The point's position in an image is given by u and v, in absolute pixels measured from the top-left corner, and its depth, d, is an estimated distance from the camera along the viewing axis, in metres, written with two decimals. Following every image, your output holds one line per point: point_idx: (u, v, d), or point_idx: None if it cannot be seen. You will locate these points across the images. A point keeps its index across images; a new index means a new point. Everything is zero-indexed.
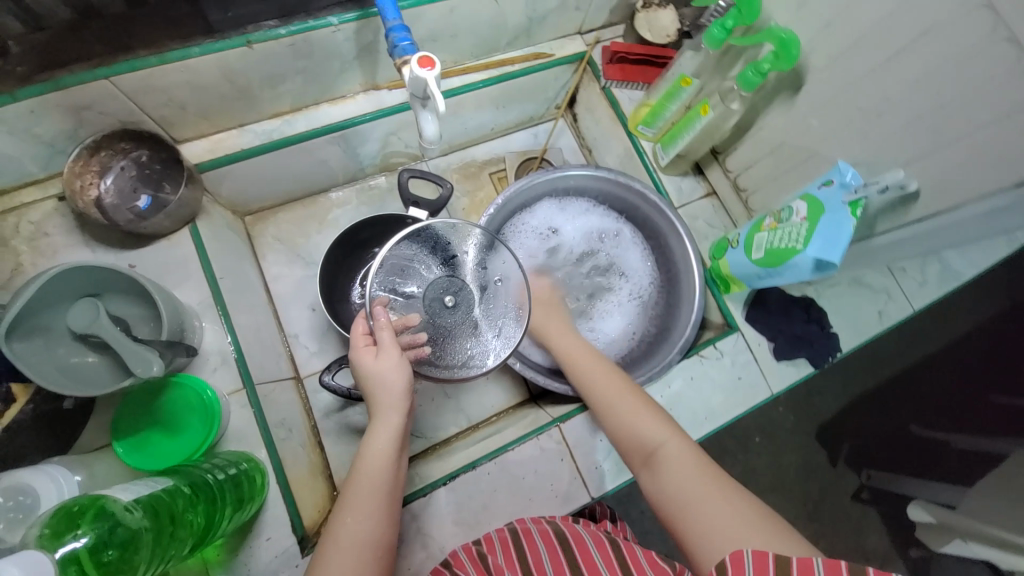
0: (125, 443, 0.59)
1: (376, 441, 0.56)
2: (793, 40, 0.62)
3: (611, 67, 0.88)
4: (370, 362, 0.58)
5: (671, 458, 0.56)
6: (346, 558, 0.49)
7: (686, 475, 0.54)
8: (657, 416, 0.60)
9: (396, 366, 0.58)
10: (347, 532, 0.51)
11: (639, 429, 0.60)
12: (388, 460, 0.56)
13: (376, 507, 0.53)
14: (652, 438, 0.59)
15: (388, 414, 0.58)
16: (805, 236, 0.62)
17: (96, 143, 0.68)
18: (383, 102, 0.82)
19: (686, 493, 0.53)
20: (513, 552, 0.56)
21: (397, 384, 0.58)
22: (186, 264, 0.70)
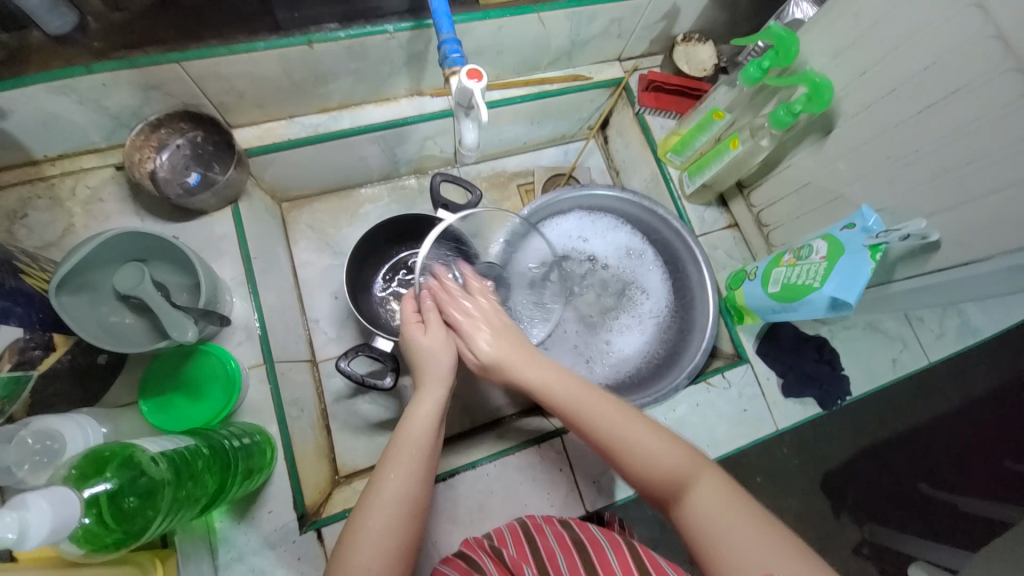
0: (150, 403, 0.62)
1: (421, 408, 0.57)
2: (826, 85, 0.64)
3: (646, 95, 0.90)
4: (418, 333, 0.61)
5: (700, 490, 0.50)
6: (384, 511, 0.50)
7: (720, 507, 0.48)
8: (669, 439, 0.54)
9: (445, 343, 0.61)
10: (388, 493, 0.51)
11: (655, 460, 0.53)
12: (429, 428, 0.56)
13: (415, 471, 0.53)
14: (672, 467, 0.52)
15: (433, 381, 0.59)
16: (822, 274, 0.64)
17: (158, 121, 0.72)
18: (425, 107, 0.86)
19: (726, 527, 0.47)
20: (527, 548, 0.57)
21: (445, 357, 0.61)
22: (225, 241, 0.74)
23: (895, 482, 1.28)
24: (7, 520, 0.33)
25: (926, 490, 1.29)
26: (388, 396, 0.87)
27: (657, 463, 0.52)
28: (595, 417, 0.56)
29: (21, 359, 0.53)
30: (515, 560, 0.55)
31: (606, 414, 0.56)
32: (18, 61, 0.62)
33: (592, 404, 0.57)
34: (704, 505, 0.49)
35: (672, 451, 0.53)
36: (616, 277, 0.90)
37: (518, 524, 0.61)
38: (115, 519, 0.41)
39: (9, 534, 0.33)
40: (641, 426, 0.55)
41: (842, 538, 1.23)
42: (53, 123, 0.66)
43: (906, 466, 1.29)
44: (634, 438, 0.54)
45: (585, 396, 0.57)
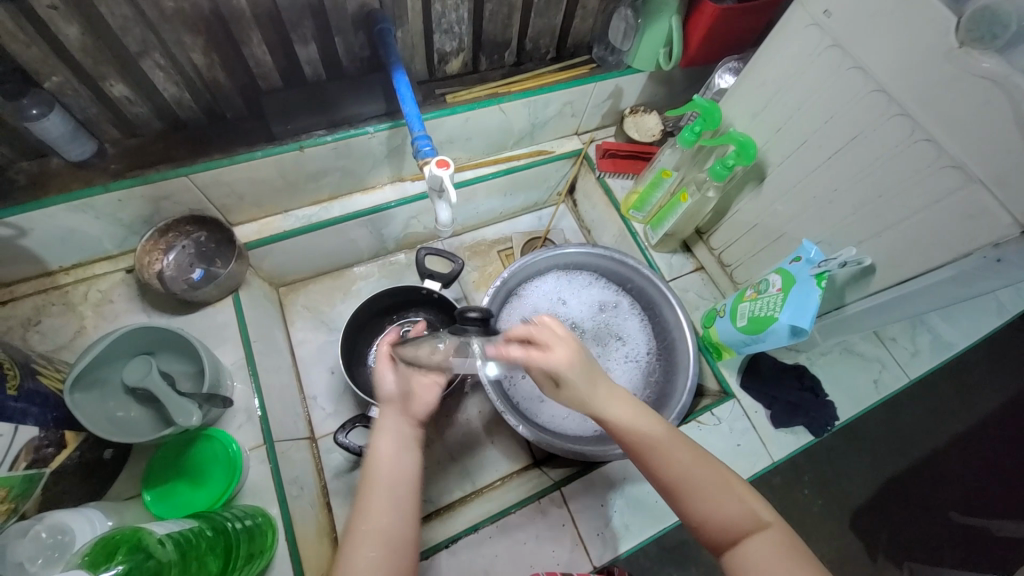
0: (153, 492, 0.64)
1: (380, 445, 0.57)
2: (750, 142, 0.74)
3: (604, 161, 1.02)
4: (379, 377, 0.63)
5: (760, 546, 0.50)
6: (369, 550, 0.50)
7: (783, 568, 0.48)
8: (741, 492, 0.54)
9: (388, 380, 0.62)
10: (368, 528, 0.51)
11: (720, 511, 0.53)
12: (394, 459, 0.57)
13: (393, 504, 0.53)
14: (732, 517, 0.52)
15: (385, 415, 0.60)
16: (780, 305, 0.69)
17: (166, 226, 0.80)
18: (407, 191, 0.96)
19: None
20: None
21: (396, 388, 0.62)
22: (226, 329, 0.79)
23: (922, 512, 1.25)
24: None
25: (957, 518, 1.25)
26: None
27: (724, 514, 0.52)
28: (672, 455, 0.56)
29: (36, 457, 0.54)
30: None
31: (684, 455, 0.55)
32: (41, 186, 0.70)
33: (670, 444, 0.56)
34: (763, 560, 0.49)
35: (739, 507, 0.53)
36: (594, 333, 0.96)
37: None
38: None
39: None
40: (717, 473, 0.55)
41: None
42: (70, 236, 0.73)
43: (926, 493, 1.26)
44: (707, 485, 0.54)
45: (662, 435, 0.57)
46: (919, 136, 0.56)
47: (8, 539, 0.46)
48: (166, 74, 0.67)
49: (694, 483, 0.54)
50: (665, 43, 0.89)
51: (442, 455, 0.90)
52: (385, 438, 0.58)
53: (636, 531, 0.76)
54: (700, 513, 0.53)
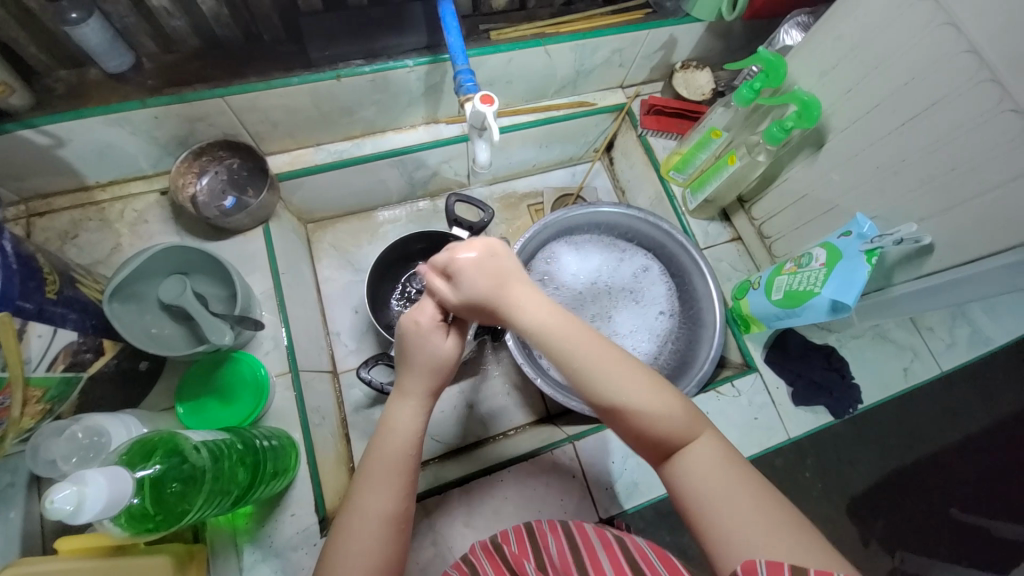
0: (186, 405, 0.66)
1: (400, 421, 0.56)
2: (814, 103, 0.69)
3: (648, 118, 0.96)
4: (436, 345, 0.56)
5: (700, 454, 0.50)
6: (368, 532, 0.52)
7: (716, 475, 0.48)
8: (674, 401, 0.51)
9: (455, 356, 0.57)
10: (369, 510, 0.53)
11: (662, 423, 0.50)
12: (409, 442, 0.55)
13: (398, 490, 0.54)
14: (675, 427, 0.50)
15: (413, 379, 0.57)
16: (822, 280, 0.67)
17: (200, 150, 0.79)
18: (441, 133, 0.93)
19: (715, 493, 0.47)
20: (529, 547, 0.58)
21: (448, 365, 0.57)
22: (256, 257, 0.80)
23: (920, 504, 1.23)
24: (68, 491, 0.37)
25: (956, 515, 1.25)
26: None
27: (659, 423, 0.50)
28: (578, 354, 0.50)
29: (74, 361, 0.57)
30: (516, 558, 0.56)
31: (602, 360, 0.50)
32: (79, 96, 0.69)
33: (589, 352, 0.50)
34: (698, 459, 0.50)
35: (674, 416, 0.50)
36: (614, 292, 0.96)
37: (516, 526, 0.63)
38: (160, 503, 0.45)
39: (69, 505, 0.36)
40: (635, 375, 0.51)
41: (866, 564, 1.17)
42: (107, 151, 0.73)
43: (928, 483, 1.24)
44: (637, 397, 0.50)
45: (578, 342, 0.50)
46: (1006, 106, 0.52)
47: (46, 436, 0.51)
48: None
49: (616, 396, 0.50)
50: None
51: (457, 402, 0.91)
52: (406, 419, 0.56)
53: (639, 493, 0.76)
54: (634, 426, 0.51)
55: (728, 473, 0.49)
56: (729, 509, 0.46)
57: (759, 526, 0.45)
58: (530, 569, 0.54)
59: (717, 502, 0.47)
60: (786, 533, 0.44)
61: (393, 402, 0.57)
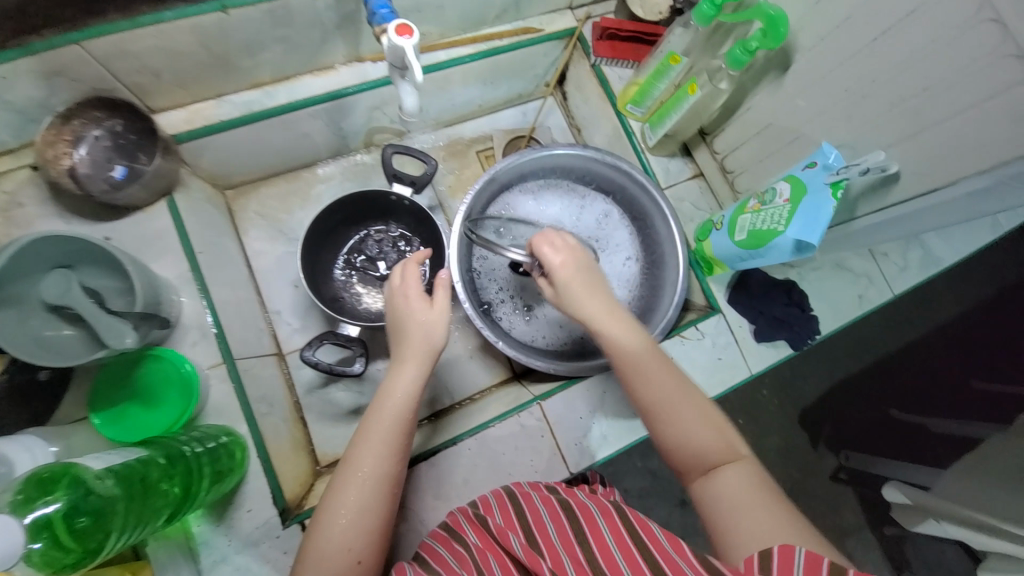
0: (103, 415, 0.59)
1: (397, 386, 0.57)
2: (781, 17, 0.61)
3: (601, 44, 0.87)
4: (426, 316, 0.60)
5: (733, 474, 0.54)
6: (359, 492, 0.51)
7: (746, 492, 0.52)
8: (714, 423, 0.57)
9: (437, 325, 0.61)
10: (364, 472, 0.52)
11: (700, 443, 0.56)
12: (406, 403, 0.56)
13: (388, 448, 0.53)
14: (709, 447, 0.55)
15: (410, 363, 0.58)
16: (786, 217, 0.63)
17: (68, 112, 0.66)
18: (367, 74, 0.80)
19: (742, 505, 0.51)
20: (513, 515, 0.56)
21: (434, 339, 0.60)
22: (165, 237, 0.69)
23: (864, 411, 1.30)
24: None
25: (895, 415, 1.31)
26: (363, 382, 0.84)
27: (697, 442, 0.56)
28: (638, 368, 0.59)
29: None
30: (501, 530, 0.55)
31: (657, 381, 0.58)
32: None
33: (647, 369, 0.59)
34: (729, 480, 0.53)
35: (711, 435, 0.56)
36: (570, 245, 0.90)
37: (502, 490, 0.61)
38: (73, 538, 0.39)
39: None
40: (688, 403, 0.58)
41: (816, 469, 1.26)
42: None
43: (873, 392, 1.31)
44: (681, 409, 0.57)
45: (642, 360, 0.59)
46: (985, 15, 0.47)
47: None
48: None
49: (665, 412, 0.57)
50: None
51: None
52: (405, 380, 0.57)
53: (610, 444, 0.76)
54: (675, 441, 0.57)
55: (760, 493, 0.52)
56: (750, 521, 0.50)
57: (776, 529, 0.48)
58: (517, 544, 0.52)
59: (742, 510, 0.51)
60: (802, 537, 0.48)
61: (396, 367, 0.59)
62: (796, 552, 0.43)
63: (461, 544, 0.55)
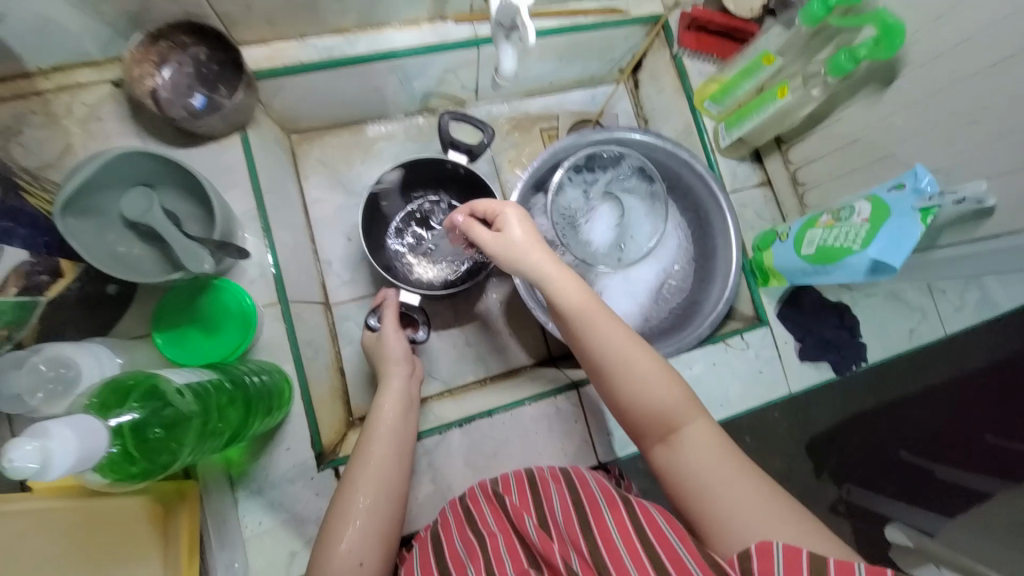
0: (166, 335, 0.60)
1: (385, 402, 0.65)
2: (899, 28, 0.58)
3: (687, 34, 0.85)
4: (388, 342, 0.71)
5: (690, 438, 0.53)
6: (366, 491, 0.56)
7: (707, 456, 0.52)
8: (676, 385, 0.55)
9: (396, 343, 0.71)
10: (365, 475, 0.57)
11: (658, 402, 0.54)
12: (395, 415, 0.64)
13: (386, 455, 0.59)
14: (669, 407, 0.54)
15: (395, 379, 0.67)
16: (864, 238, 0.61)
17: (158, 32, 0.67)
18: (448, 34, 0.79)
19: (699, 471, 0.52)
20: (530, 498, 0.57)
21: (399, 355, 0.70)
22: (236, 170, 0.69)
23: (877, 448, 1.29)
24: (29, 449, 0.32)
25: (904, 457, 1.29)
26: None
27: (654, 402, 0.54)
28: (595, 329, 0.57)
29: (29, 284, 0.50)
30: (517, 510, 0.55)
31: (608, 334, 0.56)
32: None
33: (604, 328, 0.56)
34: (691, 446, 0.53)
35: (673, 396, 0.55)
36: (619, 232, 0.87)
37: (524, 475, 0.60)
38: (140, 451, 0.40)
39: (32, 463, 0.32)
40: (644, 363, 0.56)
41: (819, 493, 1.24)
42: (42, 27, 0.59)
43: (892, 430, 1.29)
44: (635, 367, 0.55)
45: (592, 320, 0.57)
46: None
47: (5, 369, 0.45)
48: None
49: (620, 368, 0.55)
50: None
51: (457, 340, 0.88)
52: (388, 398, 0.65)
53: None
54: (632, 400, 0.55)
55: (723, 457, 0.52)
56: (722, 496, 0.50)
57: (749, 506, 0.49)
58: (531, 527, 0.53)
59: (702, 477, 0.51)
60: (780, 520, 0.48)
61: (380, 389, 0.67)
62: (776, 549, 0.43)
63: (473, 530, 0.55)
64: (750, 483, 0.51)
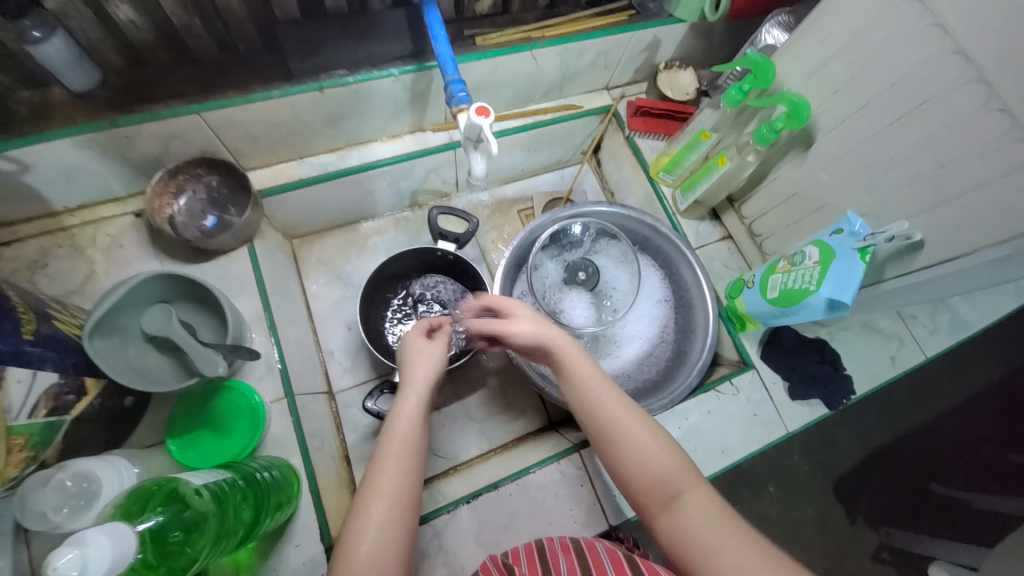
0: (178, 441, 0.63)
1: (403, 414, 0.60)
2: (803, 104, 0.70)
3: (635, 120, 0.97)
4: (432, 351, 0.66)
5: (691, 504, 0.54)
6: (375, 523, 0.52)
7: (709, 521, 0.52)
8: (670, 451, 0.58)
9: (437, 351, 0.66)
10: (377, 504, 0.53)
11: (657, 469, 0.57)
12: (410, 429, 0.59)
13: (403, 479, 0.55)
14: (668, 475, 0.56)
15: (415, 394, 0.62)
16: (817, 279, 0.67)
17: (176, 169, 0.76)
18: (427, 142, 0.91)
19: (703, 536, 0.51)
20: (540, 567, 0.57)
21: (434, 367, 0.65)
22: (244, 278, 0.77)
23: (905, 480, 1.23)
24: (71, 557, 0.35)
25: (937, 490, 1.24)
26: None
27: (654, 470, 0.57)
28: (599, 397, 0.62)
29: (57, 404, 0.54)
30: None
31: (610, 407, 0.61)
32: (40, 117, 0.65)
33: (607, 401, 0.62)
34: (692, 512, 0.53)
35: (671, 464, 0.57)
36: (598, 298, 0.95)
37: (534, 547, 0.61)
38: (158, 558, 0.42)
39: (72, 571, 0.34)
40: (643, 431, 0.59)
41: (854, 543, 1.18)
42: (75, 175, 0.69)
43: (918, 461, 1.24)
44: (632, 436, 0.59)
45: (599, 394, 0.62)
46: (994, 105, 0.53)
47: (30, 488, 0.48)
48: None
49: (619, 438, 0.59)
50: None
51: (459, 415, 0.90)
52: (407, 412, 0.60)
53: None
54: (632, 468, 0.58)
55: (724, 522, 0.52)
56: (724, 561, 0.49)
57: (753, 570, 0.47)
58: None
59: (708, 544, 0.51)
60: (768, 563, 0.48)
61: (400, 396, 0.62)
62: None
63: None
64: (754, 546, 0.50)
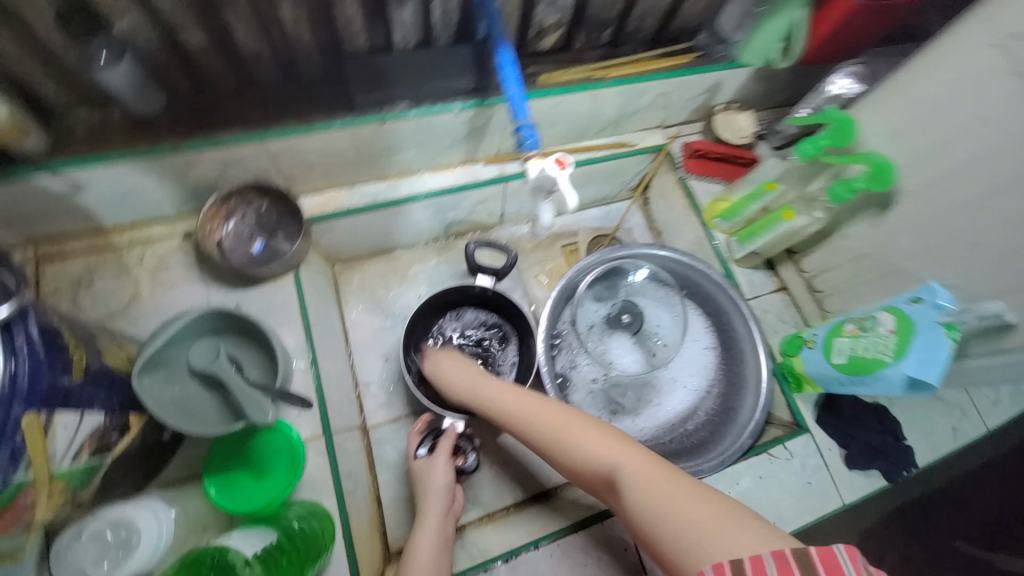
0: (215, 482, 0.60)
1: (420, 541, 0.67)
2: (887, 166, 0.67)
3: (690, 161, 0.94)
4: (434, 474, 0.73)
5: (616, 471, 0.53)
6: None
7: (636, 481, 0.51)
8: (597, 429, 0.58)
9: (439, 472, 0.73)
10: None
11: (585, 454, 0.57)
12: (429, 558, 0.65)
13: None
14: (595, 454, 0.56)
15: (432, 515, 0.70)
16: (895, 349, 0.63)
17: (229, 194, 0.74)
18: (477, 175, 0.87)
19: (633, 500, 0.50)
20: None
21: (440, 486, 0.72)
22: (288, 307, 0.75)
23: None
24: None
25: None
26: None
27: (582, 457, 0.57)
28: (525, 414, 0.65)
29: (100, 446, 0.52)
30: None
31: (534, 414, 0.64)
32: (102, 139, 0.64)
33: (531, 410, 0.64)
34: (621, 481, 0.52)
35: (596, 441, 0.57)
36: (642, 344, 0.92)
37: None
38: None
39: None
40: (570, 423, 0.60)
41: None
42: (129, 195, 0.68)
43: None
44: (560, 434, 0.60)
45: (524, 411, 0.65)
46: None
47: (67, 542, 0.47)
48: (248, 27, 0.61)
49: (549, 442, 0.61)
50: (783, 37, 0.81)
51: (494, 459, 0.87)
52: (424, 537, 0.67)
53: None
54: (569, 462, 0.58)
55: (652, 475, 0.50)
56: (660, 520, 0.47)
57: (680, 525, 0.45)
58: None
59: (639, 506, 0.49)
60: (694, 508, 0.46)
61: (416, 527, 0.70)
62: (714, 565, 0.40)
63: None
64: (686, 496, 0.47)
